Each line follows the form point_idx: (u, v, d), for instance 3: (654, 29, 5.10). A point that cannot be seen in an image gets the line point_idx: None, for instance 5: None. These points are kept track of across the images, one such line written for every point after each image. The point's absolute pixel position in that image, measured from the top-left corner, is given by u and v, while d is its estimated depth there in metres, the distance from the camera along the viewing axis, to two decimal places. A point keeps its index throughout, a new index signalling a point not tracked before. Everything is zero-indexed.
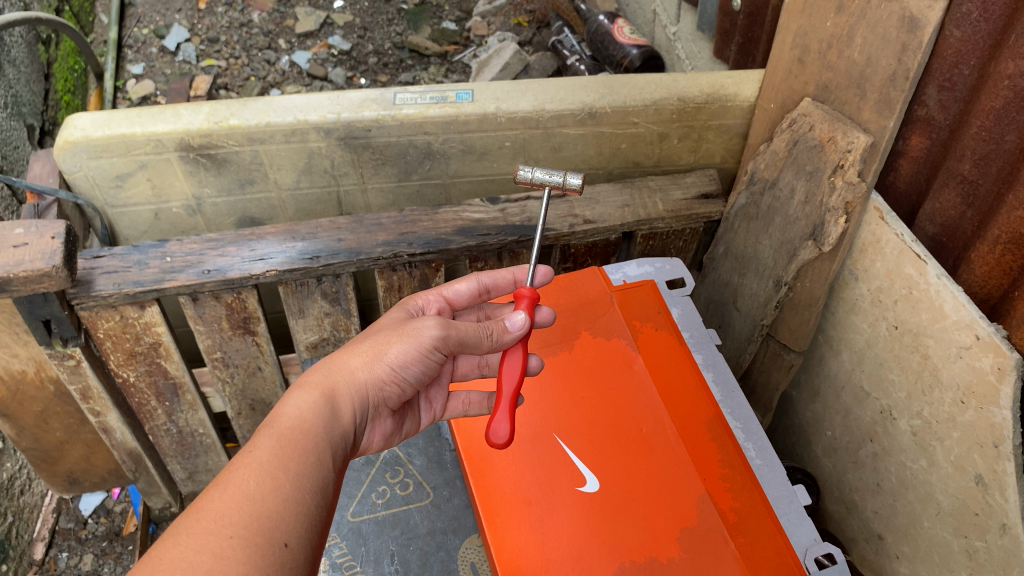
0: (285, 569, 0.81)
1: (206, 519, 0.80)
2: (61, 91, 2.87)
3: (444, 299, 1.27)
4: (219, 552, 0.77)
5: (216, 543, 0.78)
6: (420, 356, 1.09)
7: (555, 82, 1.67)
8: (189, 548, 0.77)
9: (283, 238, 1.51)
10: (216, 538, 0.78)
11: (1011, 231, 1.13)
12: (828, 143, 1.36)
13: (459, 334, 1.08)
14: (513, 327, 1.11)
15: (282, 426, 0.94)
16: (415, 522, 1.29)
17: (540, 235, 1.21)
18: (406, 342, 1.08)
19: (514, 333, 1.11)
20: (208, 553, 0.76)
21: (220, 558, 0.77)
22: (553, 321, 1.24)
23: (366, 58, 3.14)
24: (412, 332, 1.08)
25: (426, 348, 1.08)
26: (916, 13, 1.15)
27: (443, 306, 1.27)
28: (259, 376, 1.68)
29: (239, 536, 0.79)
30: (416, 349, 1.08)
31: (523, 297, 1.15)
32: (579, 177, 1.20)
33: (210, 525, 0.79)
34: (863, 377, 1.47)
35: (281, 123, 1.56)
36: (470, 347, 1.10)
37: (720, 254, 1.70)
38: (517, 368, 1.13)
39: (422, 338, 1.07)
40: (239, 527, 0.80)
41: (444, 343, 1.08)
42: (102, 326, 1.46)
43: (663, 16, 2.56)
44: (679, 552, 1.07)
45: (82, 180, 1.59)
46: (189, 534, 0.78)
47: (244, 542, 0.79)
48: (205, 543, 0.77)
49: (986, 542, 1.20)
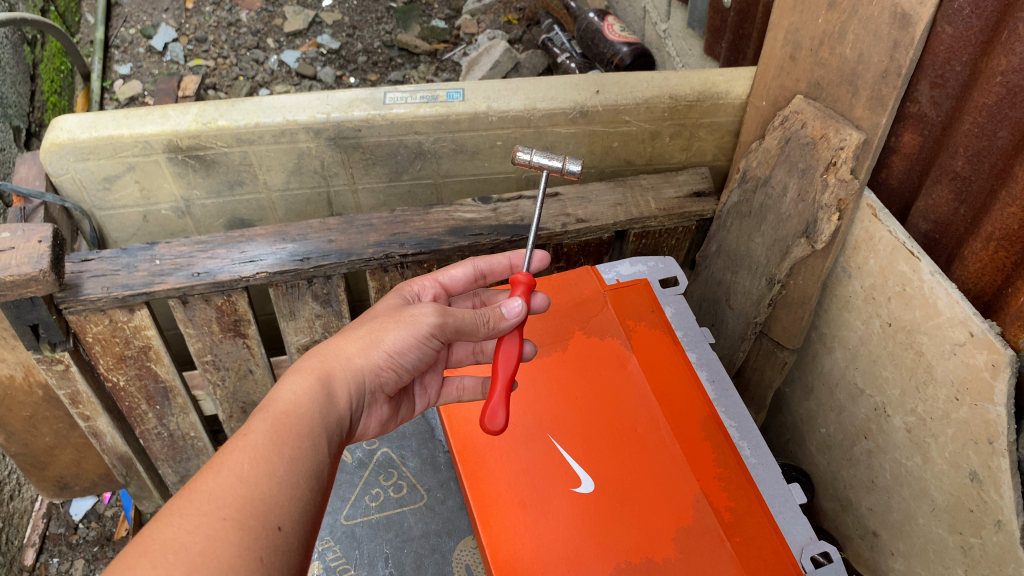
0: (278, 552, 0.80)
1: (199, 501, 0.79)
2: (47, 92, 2.84)
3: (440, 285, 1.25)
4: (211, 534, 0.76)
5: (209, 525, 0.77)
6: (417, 343, 1.08)
7: (546, 81, 1.66)
8: (183, 528, 0.76)
9: (274, 240, 1.49)
10: (210, 519, 0.78)
11: (1004, 228, 1.13)
12: (821, 140, 1.35)
13: (456, 321, 1.08)
14: (509, 314, 1.10)
15: (278, 411, 0.93)
16: (410, 524, 1.28)
17: (534, 229, 1.20)
18: (403, 328, 1.07)
19: (509, 319, 1.10)
20: (201, 534, 0.76)
21: (213, 540, 0.76)
22: (548, 306, 1.25)
23: (356, 57, 3.12)
24: (409, 319, 1.07)
25: (423, 335, 1.08)
26: (907, 10, 1.14)
27: (438, 292, 1.25)
28: (250, 379, 1.67)
29: (232, 519, 0.79)
30: (413, 335, 1.07)
31: (520, 283, 1.14)
32: (578, 164, 1.19)
33: (204, 507, 0.79)
34: (857, 375, 1.47)
35: (270, 123, 1.55)
36: (467, 333, 1.10)
37: (713, 252, 1.70)
38: (512, 356, 1.12)
39: (419, 325, 1.07)
40: (232, 509, 0.79)
41: (441, 330, 1.08)
42: (91, 330, 1.44)
43: (654, 13, 2.55)
44: (675, 552, 1.06)
45: (69, 182, 1.58)
46: (182, 515, 0.77)
47: (237, 524, 0.79)
48: (198, 525, 0.77)
49: (981, 538, 1.20)
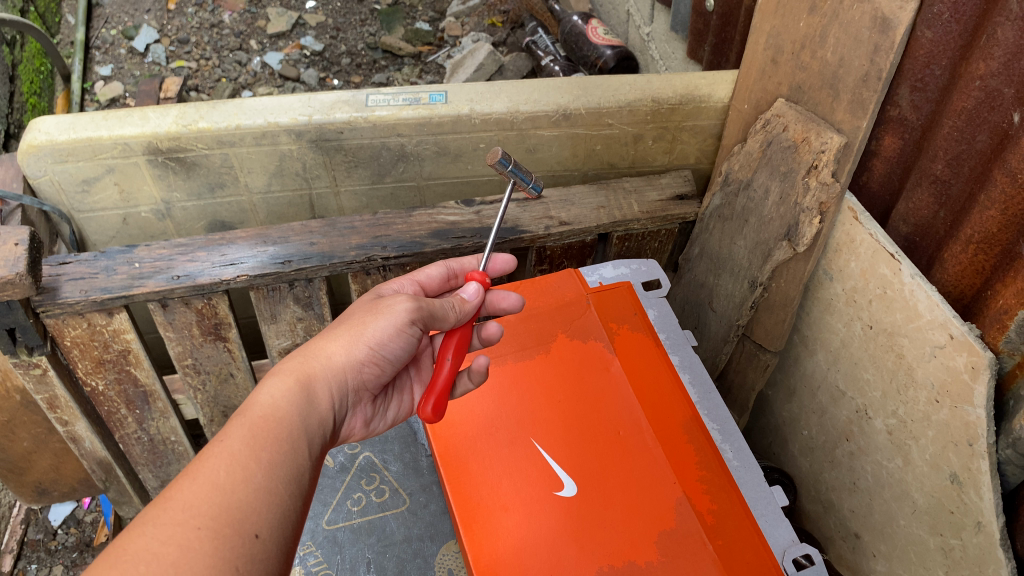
0: (256, 560, 0.80)
1: (173, 509, 0.79)
2: (26, 93, 2.82)
3: (417, 284, 1.26)
4: (184, 545, 0.76)
5: (182, 535, 0.77)
6: (397, 333, 1.08)
7: (529, 84, 1.66)
8: (156, 539, 0.76)
9: (255, 243, 1.48)
10: (184, 529, 0.78)
11: (983, 231, 1.14)
12: (802, 144, 1.36)
13: (429, 304, 1.09)
14: (470, 297, 1.14)
15: (255, 415, 0.92)
16: (392, 529, 1.27)
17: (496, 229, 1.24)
18: (382, 318, 1.07)
19: (471, 302, 1.14)
20: (174, 545, 0.76)
21: (186, 551, 0.76)
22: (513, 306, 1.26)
23: (339, 59, 3.11)
24: (386, 308, 1.08)
25: (402, 323, 1.07)
26: (888, 13, 1.15)
27: (416, 291, 1.26)
28: (231, 383, 1.65)
29: (206, 528, 0.79)
30: (393, 324, 1.07)
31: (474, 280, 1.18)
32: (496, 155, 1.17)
33: (179, 515, 0.79)
34: (838, 377, 1.47)
35: (251, 125, 1.54)
36: (439, 319, 1.11)
37: (696, 255, 1.70)
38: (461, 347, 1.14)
39: (396, 313, 1.07)
40: (207, 519, 0.80)
41: (418, 316, 1.08)
42: (69, 334, 1.42)
43: (637, 17, 2.56)
44: (657, 556, 1.06)
45: (48, 185, 1.56)
46: (155, 524, 0.77)
47: (213, 533, 0.79)
48: (172, 535, 0.77)
49: (961, 540, 1.20)
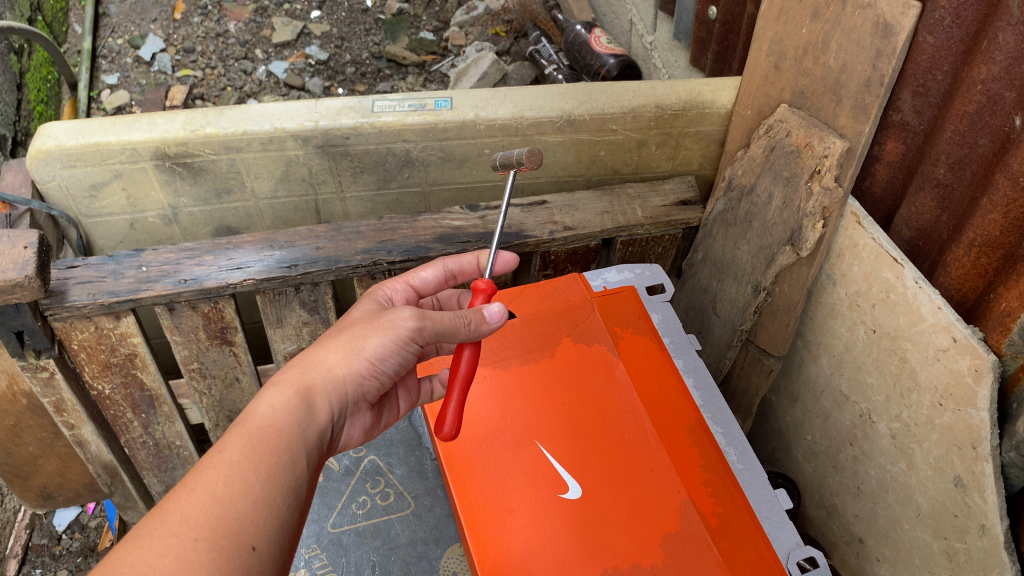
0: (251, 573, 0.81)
1: (171, 521, 0.80)
2: (34, 101, 2.88)
3: (411, 287, 1.25)
4: (181, 557, 0.77)
5: (179, 546, 0.78)
6: (397, 349, 1.07)
7: (534, 90, 1.67)
8: (151, 551, 0.77)
9: (261, 247, 1.49)
10: (180, 541, 0.78)
11: (986, 235, 1.14)
12: (805, 149, 1.36)
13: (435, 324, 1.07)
14: (491, 319, 1.10)
15: (254, 426, 0.92)
16: (397, 532, 1.28)
17: (501, 220, 1.17)
18: (382, 334, 1.06)
19: (491, 324, 1.10)
20: (170, 556, 0.77)
21: (182, 563, 0.77)
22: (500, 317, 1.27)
23: (344, 68, 3.14)
24: (388, 324, 1.06)
25: (403, 340, 1.07)
26: (890, 19, 1.16)
27: (409, 294, 1.25)
28: (236, 387, 1.66)
29: (204, 539, 0.79)
30: (394, 340, 1.06)
31: (479, 291, 1.15)
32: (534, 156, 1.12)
33: (175, 527, 0.79)
34: (842, 382, 1.48)
35: (258, 130, 1.56)
36: (449, 335, 1.07)
37: (699, 260, 1.71)
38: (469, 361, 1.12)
39: (398, 329, 1.06)
40: (204, 530, 0.80)
41: (421, 333, 1.07)
42: (77, 337, 1.43)
43: (640, 26, 2.59)
44: (661, 559, 1.06)
45: (56, 190, 1.57)
46: (152, 536, 0.78)
47: (209, 545, 0.79)
48: (168, 546, 0.77)
49: (965, 543, 1.20)
